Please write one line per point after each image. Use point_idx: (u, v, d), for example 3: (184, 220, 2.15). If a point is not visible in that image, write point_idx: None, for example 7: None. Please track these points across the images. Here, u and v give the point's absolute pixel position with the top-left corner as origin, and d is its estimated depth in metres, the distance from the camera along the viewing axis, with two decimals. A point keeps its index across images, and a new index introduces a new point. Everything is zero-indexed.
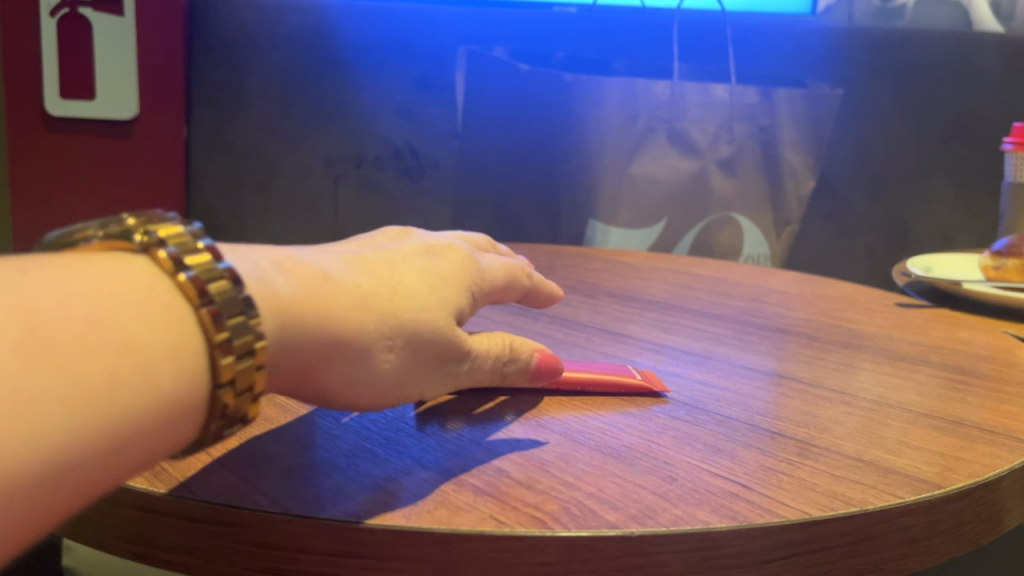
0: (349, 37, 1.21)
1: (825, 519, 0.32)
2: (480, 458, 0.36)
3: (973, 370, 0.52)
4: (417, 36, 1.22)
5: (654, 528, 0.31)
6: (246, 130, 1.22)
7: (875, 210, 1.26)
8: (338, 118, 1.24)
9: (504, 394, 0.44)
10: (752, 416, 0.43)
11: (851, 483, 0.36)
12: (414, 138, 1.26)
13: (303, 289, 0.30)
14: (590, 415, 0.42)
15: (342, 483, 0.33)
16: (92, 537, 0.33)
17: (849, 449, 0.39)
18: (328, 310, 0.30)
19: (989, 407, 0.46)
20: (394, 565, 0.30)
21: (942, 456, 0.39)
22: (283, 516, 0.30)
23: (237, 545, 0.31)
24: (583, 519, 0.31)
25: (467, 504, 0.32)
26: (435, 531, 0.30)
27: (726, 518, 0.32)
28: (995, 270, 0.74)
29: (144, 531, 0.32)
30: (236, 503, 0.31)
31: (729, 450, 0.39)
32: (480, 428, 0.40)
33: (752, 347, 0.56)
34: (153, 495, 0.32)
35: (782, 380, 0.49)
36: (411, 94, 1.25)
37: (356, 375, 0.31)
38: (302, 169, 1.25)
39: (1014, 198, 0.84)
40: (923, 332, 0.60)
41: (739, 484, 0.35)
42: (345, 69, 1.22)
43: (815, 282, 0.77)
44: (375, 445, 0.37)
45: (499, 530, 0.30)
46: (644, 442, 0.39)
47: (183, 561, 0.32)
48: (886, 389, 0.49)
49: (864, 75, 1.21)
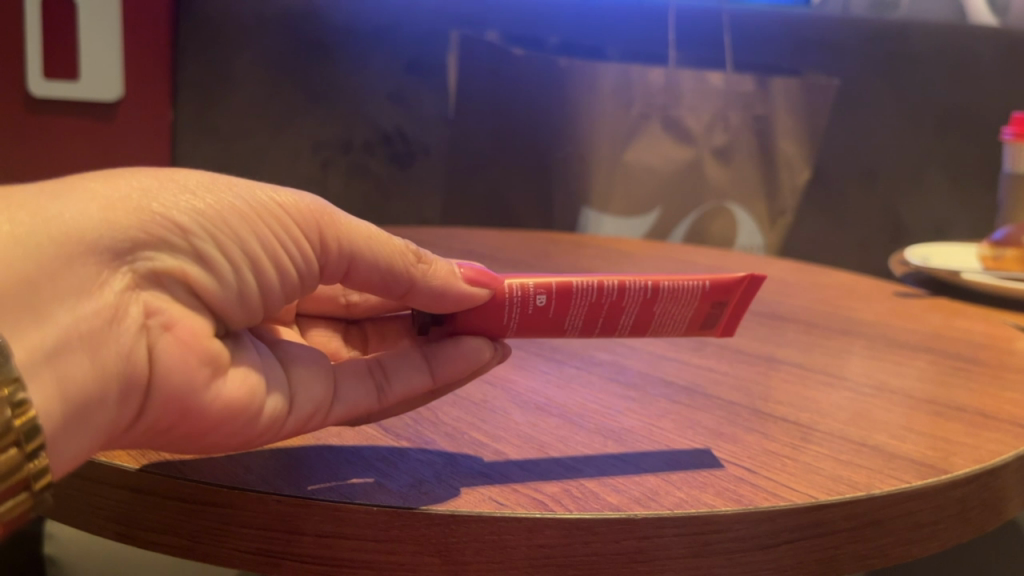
0: (340, 20, 1.14)
1: (832, 503, 0.31)
2: (479, 439, 0.35)
3: (974, 358, 0.51)
4: (408, 21, 1.15)
5: (657, 511, 0.30)
6: (236, 110, 1.13)
7: (870, 200, 1.25)
8: (327, 102, 1.17)
9: (500, 376, 0.43)
10: (753, 400, 0.42)
11: (856, 468, 0.35)
12: (405, 125, 1.20)
13: (87, 219, 0.25)
14: (589, 398, 0.41)
15: (335, 463, 0.32)
16: (78, 522, 0.32)
17: (853, 434, 0.39)
18: (116, 211, 0.26)
19: (992, 394, 0.45)
20: (390, 548, 0.29)
21: (948, 442, 0.38)
22: (274, 497, 0.29)
23: (230, 526, 0.30)
24: (583, 502, 0.30)
25: (464, 484, 0.31)
26: (433, 512, 0.29)
27: (732, 501, 0.31)
28: (993, 260, 0.73)
29: (127, 509, 0.31)
30: (225, 483, 0.30)
31: (730, 434, 0.38)
32: (475, 409, 0.38)
33: (751, 333, 0.55)
34: (142, 473, 0.30)
35: (782, 365, 0.49)
36: (403, 78, 1.18)
37: (209, 258, 0.28)
38: (289, 156, 1.17)
39: (1014, 186, 0.83)
40: (921, 320, 0.60)
41: (743, 468, 0.34)
42: (334, 53, 1.15)
43: (810, 270, 0.77)
44: (369, 427, 0.36)
45: (499, 512, 0.29)
46: (645, 426, 0.38)
47: (171, 543, 0.30)
48: (886, 375, 0.48)
49: (858, 67, 1.20)
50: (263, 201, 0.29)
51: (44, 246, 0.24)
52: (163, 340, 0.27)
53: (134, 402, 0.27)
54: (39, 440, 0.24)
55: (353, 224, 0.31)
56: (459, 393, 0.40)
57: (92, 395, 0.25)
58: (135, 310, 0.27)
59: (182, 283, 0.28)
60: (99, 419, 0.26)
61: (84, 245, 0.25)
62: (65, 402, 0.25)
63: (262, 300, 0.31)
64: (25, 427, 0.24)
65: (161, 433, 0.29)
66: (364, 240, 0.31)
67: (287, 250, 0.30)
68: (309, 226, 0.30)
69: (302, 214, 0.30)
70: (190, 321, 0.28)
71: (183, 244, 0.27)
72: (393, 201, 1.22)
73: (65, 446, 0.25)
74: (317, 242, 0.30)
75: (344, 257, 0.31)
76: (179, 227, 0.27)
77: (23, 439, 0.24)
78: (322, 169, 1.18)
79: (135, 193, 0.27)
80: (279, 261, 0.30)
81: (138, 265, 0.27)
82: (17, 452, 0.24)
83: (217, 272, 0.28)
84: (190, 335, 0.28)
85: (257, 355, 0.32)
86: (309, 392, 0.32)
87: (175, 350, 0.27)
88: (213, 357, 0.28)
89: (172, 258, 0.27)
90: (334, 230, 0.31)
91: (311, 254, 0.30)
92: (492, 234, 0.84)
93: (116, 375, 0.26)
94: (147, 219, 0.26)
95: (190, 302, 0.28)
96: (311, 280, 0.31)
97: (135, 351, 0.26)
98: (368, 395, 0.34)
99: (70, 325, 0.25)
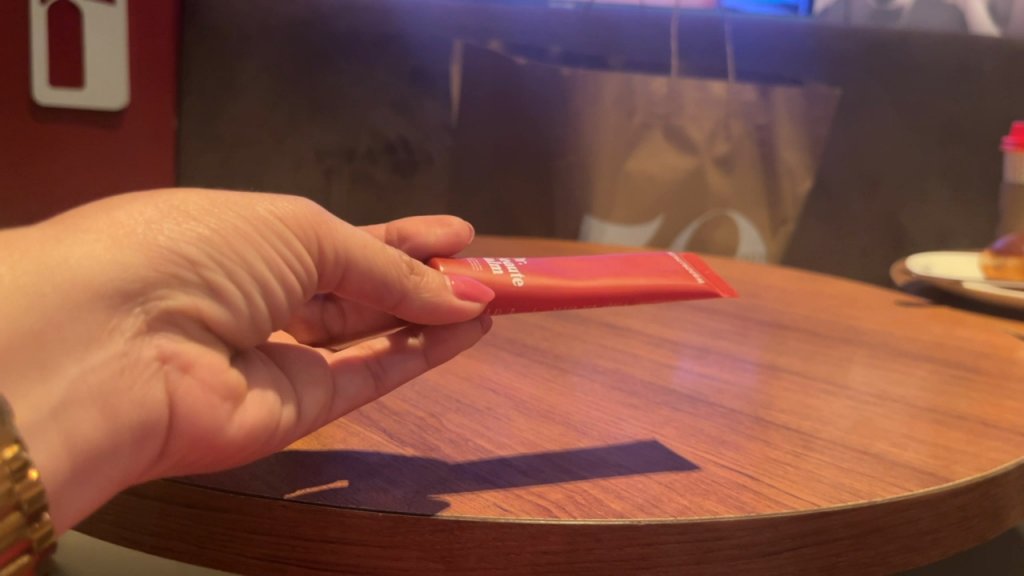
0: (343, 28, 1.14)
1: (833, 511, 0.31)
2: (481, 446, 0.35)
3: (975, 366, 0.52)
4: (409, 29, 1.15)
5: (659, 518, 0.30)
6: (237, 122, 1.14)
7: (873, 207, 1.19)
8: (330, 112, 1.17)
9: (502, 383, 0.44)
10: (755, 408, 0.43)
11: (858, 476, 0.35)
12: (408, 132, 1.19)
13: (92, 262, 0.25)
14: (593, 405, 0.41)
15: (340, 469, 0.32)
16: (87, 526, 0.32)
17: (855, 442, 0.39)
18: (122, 243, 0.26)
19: (993, 403, 0.45)
20: (392, 552, 0.29)
21: (948, 450, 0.38)
22: (280, 502, 0.29)
23: (237, 532, 0.30)
24: (587, 509, 0.30)
25: (469, 492, 0.31)
26: (436, 517, 0.29)
27: (734, 509, 0.31)
28: (994, 269, 0.74)
29: (138, 515, 0.31)
30: (232, 488, 0.30)
31: (732, 441, 0.38)
32: (479, 417, 0.39)
33: (753, 342, 0.55)
34: (151, 480, 0.31)
35: (783, 374, 0.49)
36: (405, 87, 1.18)
37: (221, 287, 0.28)
38: (292, 166, 1.18)
39: (1015, 198, 0.83)
40: (922, 330, 0.60)
41: (745, 475, 0.34)
42: (338, 61, 1.15)
43: (811, 278, 0.77)
44: (374, 433, 0.36)
45: (503, 518, 0.29)
46: (647, 433, 0.38)
47: (180, 549, 0.31)
48: (888, 384, 0.48)
49: (854, 75, 1.15)
50: (268, 221, 0.29)
51: (49, 294, 0.24)
52: (183, 384, 0.27)
53: (152, 447, 0.27)
54: (39, 501, 0.24)
55: (348, 229, 0.31)
56: (463, 400, 0.41)
57: (105, 444, 0.25)
58: (147, 352, 0.26)
59: (194, 319, 0.28)
60: (116, 465, 0.26)
61: (92, 291, 0.25)
62: (71, 455, 0.25)
63: (271, 320, 0.31)
64: (27, 490, 0.24)
65: (184, 467, 0.29)
66: (364, 250, 0.31)
67: (290, 267, 0.30)
68: (309, 238, 0.30)
69: (302, 225, 0.30)
70: (204, 358, 0.28)
71: (193, 276, 0.27)
72: (397, 207, 1.22)
73: (76, 496, 0.26)
74: (317, 253, 0.31)
75: (341, 266, 0.31)
76: (188, 259, 0.27)
77: (25, 503, 0.24)
78: (325, 178, 1.19)
79: (141, 229, 0.27)
80: (293, 279, 0.30)
81: (150, 306, 0.27)
82: (19, 515, 0.24)
83: (229, 300, 0.29)
84: (208, 372, 0.28)
85: (267, 373, 0.32)
86: (313, 395, 0.33)
87: (196, 391, 0.28)
88: (231, 390, 0.29)
89: (184, 295, 0.27)
90: (332, 235, 0.31)
91: (313, 262, 0.31)
92: (495, 244, 0.85)
93: (130, 425, 0.26)
94: (154, 255, 0.26)
95: (201, 336, 0.28)
96: (316, 283, 0.32)
97: (150, 396, 0.26)
98: (366, 383, 0.35)
99: (78, 376, 0.25)
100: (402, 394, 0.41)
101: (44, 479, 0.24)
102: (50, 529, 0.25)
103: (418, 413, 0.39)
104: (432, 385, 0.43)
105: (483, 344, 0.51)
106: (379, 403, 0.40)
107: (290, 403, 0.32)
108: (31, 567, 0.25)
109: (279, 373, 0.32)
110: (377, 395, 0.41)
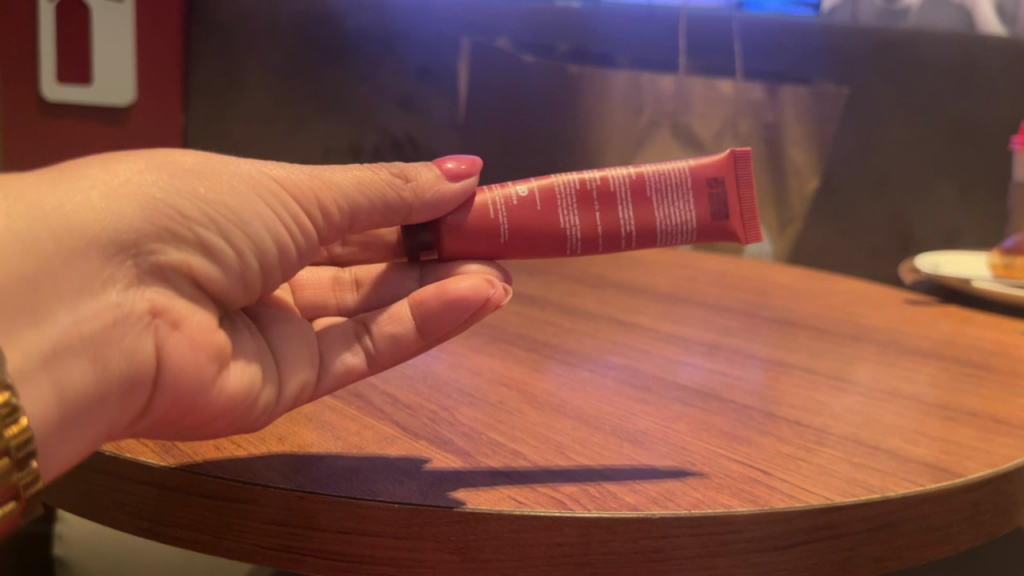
0: (350, 25, 1.14)
1: (846, 506, 0.31)
2: (496, 440, 0.35)
3: (986, 364, 0.52)
4: (416, 27, 1.15)
5: (673, 511, 0.30)
6: (244, 119, 1.15)
7: (879, 210, 1.16)
8: (335, 108, 1.17)
9: (514, 378, 0.44)
10: (766, 404, 0.43)
11: (871, 471, 0.35)
12: (415, 130, 1.19)
13: (85, 212, 0.27)
14: (606, 400, 0.41)
15: (354, 462, 0.33)
16: (100, 516, 0.33)
17: (867, 437, 0.39)
18: (119, 195, 0.28)
19: (1004, 400, 0.45)
20: (408, 545, 0.29)
21: (960, 446, 0.39)
22: (295, 492, 0.30)
23: (252, 523, 0.30)
24: (602, 501, 0.30)
25: (484, 484, 0.31)
26: (451, 509, 0.29)
27: (748, 502, 0.31)
28: (1003, 269, 0.74)
29: (154, 506, 0.31)
30: (246, 479, 0.30)
31: (745, 436, 0.38)
32: (492, 411, 0.39)
33: (762, 338, 0.55)
34: (164, 469, 0.31)
35: (794, 370, 0.49)
36: (411, 84, 1.18)
37: (216, 245, 0.30)
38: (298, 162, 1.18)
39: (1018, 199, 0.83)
40: (931, 328, 0.60)
41: (758, 470, 0.34)
42: (344, 59, 1.15)
43: (820, 277, 0.77)
44: (388, 427, 0.36)
45: (518, 510, 0.29)
46: (660, 428, 0.38)
47: (194, 540, 0.31)
48: (897, 381, 0.48)
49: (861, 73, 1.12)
50: (263, 179, 0.31)
51: (43, 242, 0.26)
52: (172, 340, 0.29)
53: (138, 397, 0.28)
54: (29, 448, 0.25)
55: (344, 175, 0.33)
56: (476, 395, 0.41)
57: (93, 393, 0.27)
58: (140, 305, 0.28)
59: (187, 276, 0.29)
60: (104, 414, 0.27)
61: (87, 240, 0.27)
62: (61, 404, 0.26)
63: (262, 280, 0.32)
64: (15, 437, 0.25)
65: (164, 424, 0.30)
66: (356, 186, 0.33)
67: (287, 226, 0.31)
68: (306, 197, 0.32)
69: (298, 183, 0.31)
70: (194, 317, 0.29)
71: (188, 234, 0.29)
72: None
73: (63, 446, 0.27)
74: (317, 210, 0.32)
75: (345, 213, 0.33)
76: (182, 214, 0.28)
77: (13, 448, 0.25)
78: None
79: (136, 181, 0.28)
80: (295, 234, 0.32)
81: (143, 259, 0.28)
82: (8, 461, 0.25)
83: (221, 258, 0.30)
84: (197, 331, 0.29)
85: (254, 344, 0.33)
86: (297, 370, 0.34)
87: (183, 347, 0.29)
88: (218, 352, 0.30)
89: (177, 252, 0.29)
90: (328, 188, 0.32)
91: (313, 221, 0.32)
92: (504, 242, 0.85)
93: (118, 375, 0.27)
94: (151, 209, 0.28)
95: (194, 293, 0.30)
96: (319, 241, 0.33)
97: (139, 349, 0.28)
98: (357, 358, 0.35)
99: (71, 325, 0.26)
100: (416, 388, 0.41)
101: (32, 425, 0.26)
102: (37, 476, 0.26)
103: (432, 407, 0.39)
104: (445, 379, 0.43)
105: (495, 340, 0.51)
106: (393, 396, 0.40)
107: (271, 381, 0.33)
108: (20, 517, 0.26)
109: (264, 347, 0.34)
110: (392, 390, 0.41)
